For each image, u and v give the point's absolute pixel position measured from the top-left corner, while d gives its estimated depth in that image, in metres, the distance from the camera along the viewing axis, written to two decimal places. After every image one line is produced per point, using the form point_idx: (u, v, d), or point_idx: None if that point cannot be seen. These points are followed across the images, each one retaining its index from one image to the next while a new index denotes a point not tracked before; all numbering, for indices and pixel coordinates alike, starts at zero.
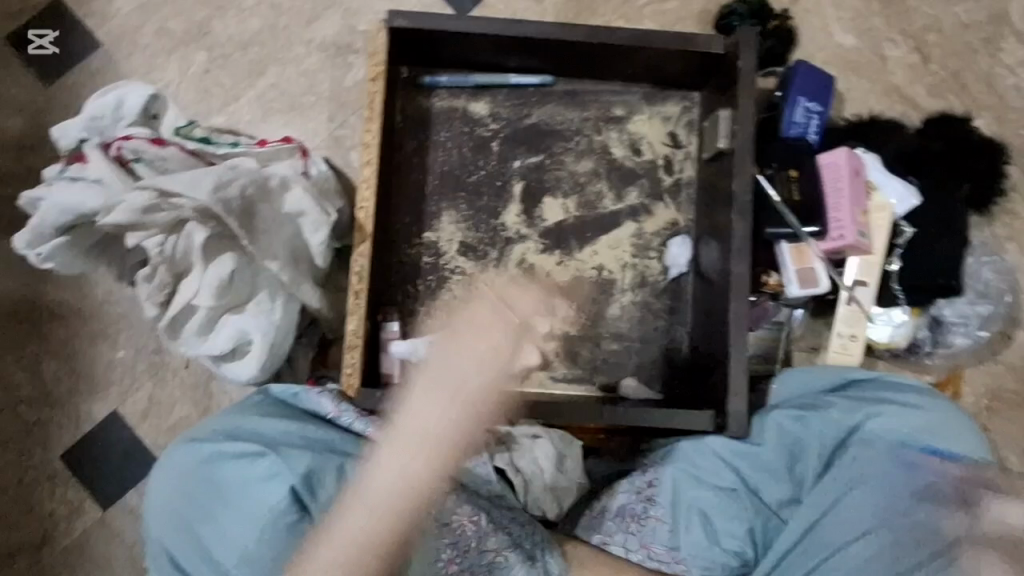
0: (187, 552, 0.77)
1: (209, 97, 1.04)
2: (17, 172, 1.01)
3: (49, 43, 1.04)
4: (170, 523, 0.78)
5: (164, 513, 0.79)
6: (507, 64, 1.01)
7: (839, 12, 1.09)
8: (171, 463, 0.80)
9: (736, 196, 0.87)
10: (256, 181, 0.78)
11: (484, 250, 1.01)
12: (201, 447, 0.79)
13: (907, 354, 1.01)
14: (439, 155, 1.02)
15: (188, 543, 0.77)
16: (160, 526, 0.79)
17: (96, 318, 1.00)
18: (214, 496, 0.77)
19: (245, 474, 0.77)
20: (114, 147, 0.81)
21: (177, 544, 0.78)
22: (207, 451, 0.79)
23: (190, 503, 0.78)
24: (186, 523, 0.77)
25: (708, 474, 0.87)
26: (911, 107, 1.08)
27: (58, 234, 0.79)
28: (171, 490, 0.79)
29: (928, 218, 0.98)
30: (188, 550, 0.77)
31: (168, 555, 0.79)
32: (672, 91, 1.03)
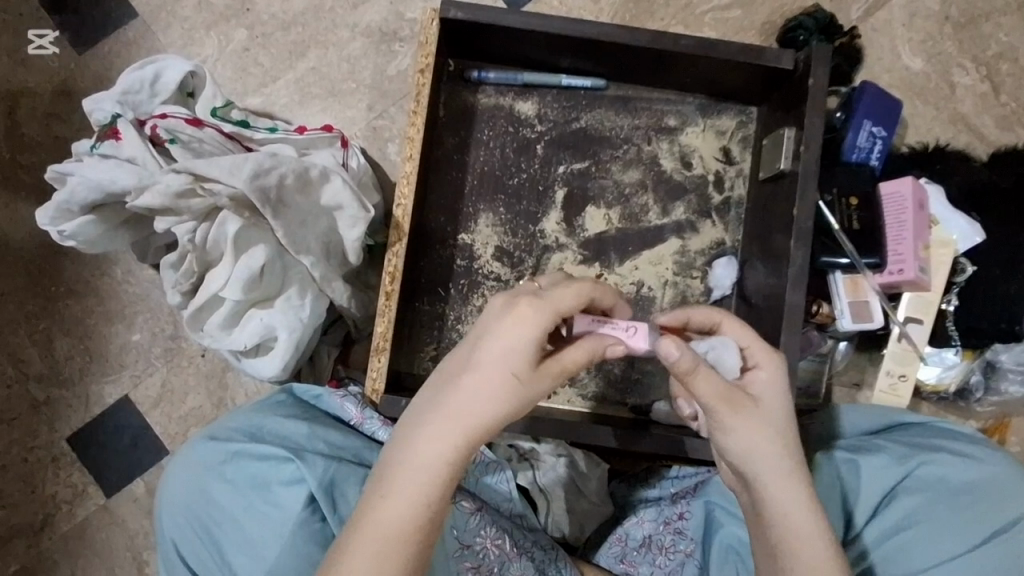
0: (204, 555, 0.74)
1: (246, 76, 1.00)
2: (44, 141, 0.98)
3: (49, 45, 1.00)
4: (186, 523, 0.74)
5: (179, 512, 0.74)
6: (559, 64, 0.96)
7: (910, 33, 1.04)
8: (189, 459, 0.75)
9: (796, 222, 0.82)
10: (297, 171, 0.75)
11: (521, 256, 0.96)
12: (223, 447, 0.74)
13: (956, 399, 0.97)
14: (480, 154, 0.97)
15: (206, 546, 0.74)
16: (174, 525, 0.75)
17: (115, 298, 0.96)
18: (235, 500, 0.73)
19: (270, 478, 0.73)
20: (150, 125, 0.77)
21: (193, 546, 0.74)
22: (229, 451, 0.74)
23: (210, 505, 0.74)
24: (204, 526, 0.74)
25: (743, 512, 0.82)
26: (976, 138, 1.03)
27: (84, 212, 0.75)
28: (188, 488, 0.74)
29: (991, 257, 0.92)
30: (206, 553, 0.73)
31: (182, 556, 0.75)
32: (729, 104, 0.99)
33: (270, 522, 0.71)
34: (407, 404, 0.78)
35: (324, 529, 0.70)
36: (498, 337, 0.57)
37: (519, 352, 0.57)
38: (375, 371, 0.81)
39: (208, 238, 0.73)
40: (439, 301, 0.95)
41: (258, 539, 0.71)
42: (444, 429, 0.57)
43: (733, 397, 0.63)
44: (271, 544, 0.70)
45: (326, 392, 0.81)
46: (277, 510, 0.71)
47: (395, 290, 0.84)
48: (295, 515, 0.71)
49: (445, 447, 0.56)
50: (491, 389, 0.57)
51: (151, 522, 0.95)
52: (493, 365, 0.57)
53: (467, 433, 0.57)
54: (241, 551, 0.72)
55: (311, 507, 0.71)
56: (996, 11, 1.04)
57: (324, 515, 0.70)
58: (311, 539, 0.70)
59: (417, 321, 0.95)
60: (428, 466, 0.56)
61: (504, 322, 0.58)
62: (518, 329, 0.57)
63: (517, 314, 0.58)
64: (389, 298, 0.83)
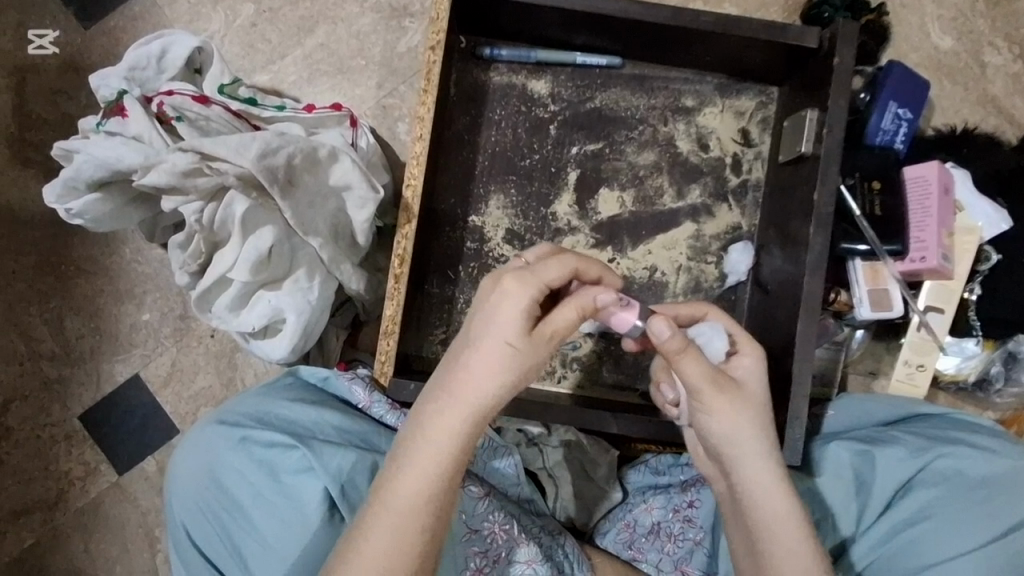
0: (214, 540, 0.74)
1: (254, 53, 0.98)
2: (53, 118, 0.97)
3: (49, 44, 0.98)
4: (195, 508, 0.74)
5: (187, 495, 0.75)
6: (574, 41, 0.93)
7: (940, 9, 1.00)
8: (196, 443, 0.75)
9: (816, 207, 0.80)
10: (304, 150, 0.73)
11: (532, 239, 0.95)
12: (229, 432, 0.74)
13: (974, 390, 0.95)
14: (492, 134, 0.95)
15: (214, 531, 0.74)
16: (183, 510, 0.75)
17: (124, 277, 0.96)
18: (243, 484, 0.73)
19: (278, 465, 0.72)
20: (156, 102, 0.76)
21: (203, 531, 0.74)
22: (235, 436, 0.73)
23: (218, 491, 0.73)
24: (212, 512, 0.73)
25: None
26: (1006, 121, 0.99)
27: (91, 190, 0.74)
28: (196, 472, 0.74)
29: (1017, 246, 0.90)
30: (216, 538, 0.73)
31: (191, 541, 0.75)
32: (749, 84, 0.96)
33: (280, 509, 0.71)
34: (415, 389, 0.77)
35: (335, 517, 0.71)
36: (495, 313, 0.58)
37: (514, 326, 0.57)
38: (384, 355, 0.81)
39: (215, 218, 0.72)
40: (449, 284, 0.94)
41: (268, 526, 0.71)
42: (453, 405, 0.57)
43: (720, 382, 0.64)
44: (281, 530, 0.71)
45: (333, 375, 0.81)
46: (287, 497, 0.71)
47: (404, 272, 0.83)
48: (305, 503, 0.71)
49: (455, 421, 0.57)
50: (492, 363, 0.57)
51: (162, 499, 0.96)
52: (493, 342, 0.57)
53: (473, 407, 0.58)
54: (251, 537, 0.72)
55: (320, 496, 0.70)
56: None
57: (334, 503, 0.70)
58: (323, 527, 0.70)
59: (427, 304, 0.94)
60: (442, 441, 0.57)
61: (499, 298, 0.58)
62: (508, 302, 0.58)
63: (505, 289, 0.58)
64: (399, 281, 0.82)
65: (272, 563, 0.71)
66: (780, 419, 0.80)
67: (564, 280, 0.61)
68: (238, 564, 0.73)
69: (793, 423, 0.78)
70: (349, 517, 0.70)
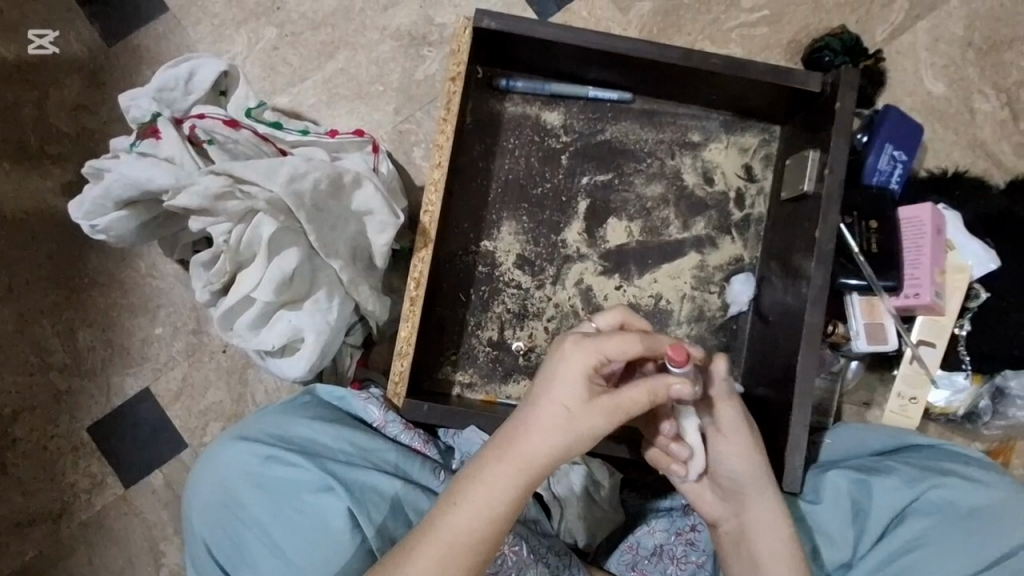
0: (233, 558, 0.75)
1: (275, 75, 1.01)
2: (72, 132, 0.98)
3: (49, 43, 1.00)
4: (216, 526, 0.76)
5: (207, 511, 0.77)
6: (587, 75, 0.97)
7: (933, 57, 1.05)
8: (216, 459, 0.77)
9: (818, 243, 0.83)
10: (329, 175, 0.76)
11: (542, 265, 0.97)
12: (250, 449, 0.76)
13: (963, 422, 0.99)
14: (505, 162, 0.98)
15: (234, 549, 0.75)
16: (205, 527, 0.76)
17: (137, 291, 0.98)
18: (261, 502, 0.74)
19: (298, 484, 0.74)
20: (188, 125, 0.79)
21: (223, 549, 0.75)
22: (256, 454, 0.76)
23: (239, 509, 0.75)
24: (232, 530, 0.75)
25: None
26: (993, 165, 1.04)
27: (118, 208, 0.77)
28: (217, 489, 0.76)
29: (1005, 285, 0.94)
30: (235, 556, 0.75)
31: (212, 559, 0.76)
32: (753, 122, 1.00)
33: (300, 528, 0.72)
34: (429, 409, 0.81)
35: (355, 538, 0.71)
36: (558, 374, 0.61)
37: (576, 392, 0.61)
38: (398, 376, 0.83)
39: (242, 240, 0.74)
40: (460, 306, 0.96)
41: (289, 545, 0.72)
42: (508, 463, 0.61)
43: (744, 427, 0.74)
44: (302, 550, 0.72)
45: (350, 395, 0.83)
46: (307, 516, 0.72)
47: (420, 296, 0.85)
48: (325, 522, 0.72)
49: (509, 476, 0.60)
50: (544, 429, 0.61)
51: (169, 513, 0.97)
52: (545, 409, 0.61)
53: (529, 470, 0.61)
54: (270, 555, 0.73)
55: (340, 515, 0.71)
56: (1018, 39, 1.05)
57: (356, 523, 0.71)
58: (344, 547, 0.71)
59: (438, 325, 0.96)
60: (496, 495, 0.60)
61: (563, 365, 0.61)
62: (570, 366, 0.61)
63: (573, 354, 0.62)
64: (414, 304, 0.85)
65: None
66: (780, 447, 0.83)
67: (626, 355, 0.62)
68: None
69: (793, 451, 0.81)
70: (370, 537, 0.71)
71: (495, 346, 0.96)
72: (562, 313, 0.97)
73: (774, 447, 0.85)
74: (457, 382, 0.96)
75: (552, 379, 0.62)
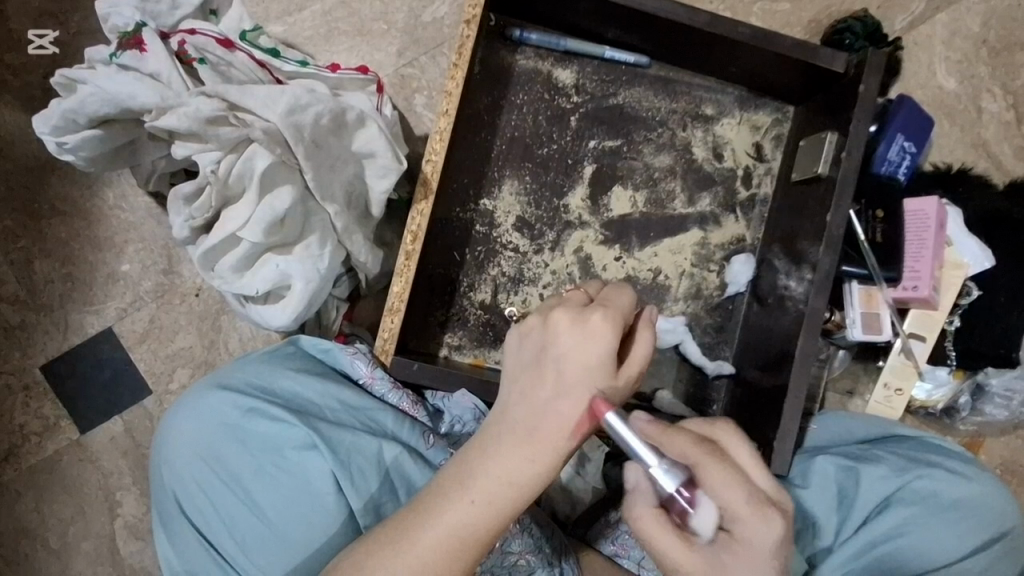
0: (207, 513, 0.73)
1: (270, 0, 0.93)
2: (41, 54, 0.90)
3: (49, 45, 0.90)
4: (191, 480, 0.74)
5: (184, 465, 0.74)
6: (605, 35, 0.92)
7: (948, 52, 1.04)
8: (197, 409, 0.74)
9: (828, 228, 0.81)
10: (332, 111, 0.71)
11: (542, 229, 0.94)
12: (235, 403, 0.73)
13: (941, 416, 1.01)
14: (512, 118, 0.94)
15: (210, 505, 0.73)
16: (180, 482, 0.74)
17: (104, 223, 0.91)
18: (245, 458, 0.73)
19: (283, 443, 0.72)
20: (176, 40, 0.74)
21: (197, 503, 0.74)
22: (241, 408, 0.73)
23: (218, 465, 0.73)
24: (209, 486, 0.73)
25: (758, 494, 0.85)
26: (994, 165, 1.04)
27: (91, 126, 0.71)
28: (196, 442, 0.74)
29: (998, 284, 0.94)
30: (211, 512, 0.73)
31: (183, 514, 0.75)
32: (767, 100, 0.96)
33: (285, 487, 0.71)
34: (420, 368, 0.76)
35: (340, 502, 0.71)
36: (576, 349, 0.58)
37: (595, 368, 0.58)
38: (388, 332, 0.79)
39: (233, 172, 0.68)
40: (453, 266, 0.92)
41: (270, 505, 0.72)
42: (521, 448, 0.58)
43: (706, 444, 0.58)
44: (285, 510, 0.71)
45: (336, 347, 0.79)
46: (291, 475, 0.71)
47: (416, 250, 0.80)
48: (311, 483, 0.71)
49: (521, 463, 0.58)
50: (561, 412, 0.58)
51: (126, 462, 0.92)
52: (563, 388, 0.58)
53: (542, 458, 0.58)
54: (250, 516, 0.72)
55: (326, 477, 0.70)
56: None
57: (341, 487, 0.70)
58: (329, 511, 0.70)
59: (429, 284, 0.92)
60: (507, 481, 0.58)
61: (586, 337, 0.58)
62: (592, 341, 0.58)
63: (599, 327, 0.58)
64: (410, 258, 0.80)
65: (272, 542, 0.71)
66: (770, 432, 0.82)
67: (632, 313, 0.62)
68: (233, 542, 0.72)
69: (784, 434, 0.79)
70: (354, 501, 0.70)
71: (487, 310, 0.92)
72: (559, 281, 0.94)
73: (764, 428, 0.83)
74: (445, 344, 0.92)
75: (568, 354, 0.59)
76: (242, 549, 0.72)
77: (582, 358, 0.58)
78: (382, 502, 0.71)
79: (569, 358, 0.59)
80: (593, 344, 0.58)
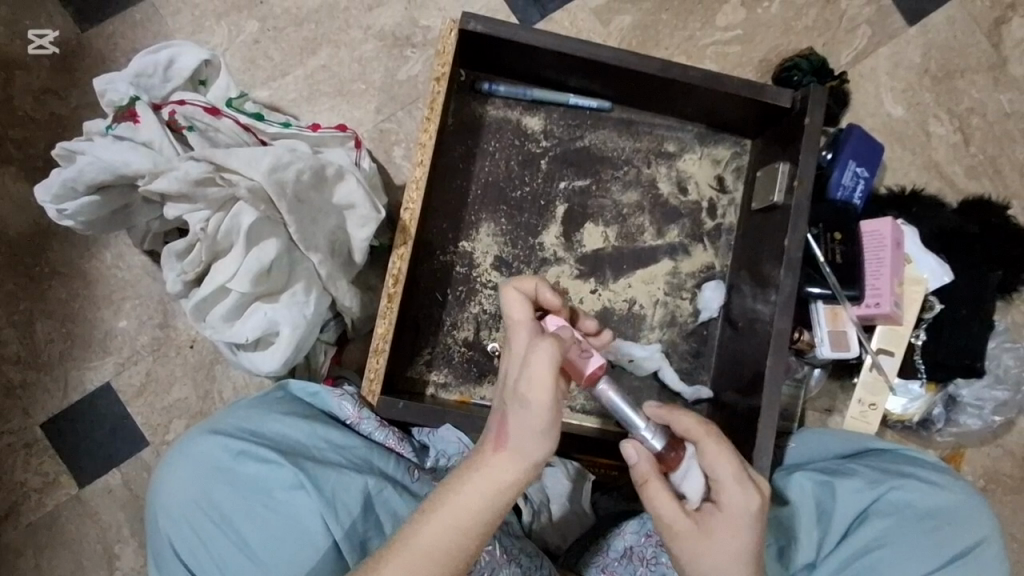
0: (202, 557, 0.75)
1: (255, 68, 1.00)
2: (41, 51, 0.97)
3: (49, 44, 0.98)
4: (185, 524, 0.76)
5: (176, 511, 0.77)
6: (568, 83, 0.99)
7: (893, 82, 1.11)
8: (188, 452, 0.78)
9: (787, 252, 0.86)
10: (313, 168, 0.76)
11: (519, 267, 0.98)
12: (224, 446, 0.76)
13: (919, 428, 1.03)
14: (485, 164, 1.00)
15: (203, 548, 0.75)
16: (173, 527, 0.77)
17: (102, 283, 0.96)
18: (235, 498, 0.75)
19: (270, 482, 0.75)
20: (167, 111, 0.80)
21: (191, 548, 0.76)
22: (230, 450, 0.76)
23: (210, 507, 0.76)
24: (202, 529, 0.76)
25: (791, 549, 0.83)
26: (947, 185, 1.10)
27: (89, 193, 0.76)
28: (186, 486, 0.77)
29: (959, 297, 0.99)
30: (205, 555, 0.75)
31: (178, 559, 0.77)
32: (726, 135, 1.02)
33: (273, 526, 0.74)
34: (405, 408, 0.80)
35: (328, 540, 0.73)
36: (542, 381, 0.58)
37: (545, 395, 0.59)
38: (374, 372, 0.82)
39: (221, 228, 0.74)
40: (436, 306, 0.96)
41: (261, 546, 0.74)
42: (480, 470, 0.61)
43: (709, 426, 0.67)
44: (275, 549, 0.73)
45: (323, 390, 0.83)
46: (280, 515, 0.74)
47: (398, 293, 0.85)
48: (299, 521, 0.74)
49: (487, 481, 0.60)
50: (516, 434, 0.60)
51: (125, 514, 0.95)
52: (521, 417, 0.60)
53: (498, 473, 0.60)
54: (241, 556, 0.74)
55: (314, 516, 0.73)
56: (970, 69, 1.12)
57: (328, 525, 0.73)
58: (317, 549, 0.73)
59: (413, 325, 0.96)
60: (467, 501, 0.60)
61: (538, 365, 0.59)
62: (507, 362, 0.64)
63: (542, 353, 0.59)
64: (392, 301, 0.84)
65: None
66: (747, 451, 0.84)
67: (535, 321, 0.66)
68: None
69: (760, 452, 0.82)
70: (341, 537, 0.73)
71: (470, 347, 0.96)
72: None
73: (741, 449, 0.86)
74: (432, 382, 0.95)
75: (535, 404, 0.59)
76: None
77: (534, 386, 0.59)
78: (369, 537, 0.74)
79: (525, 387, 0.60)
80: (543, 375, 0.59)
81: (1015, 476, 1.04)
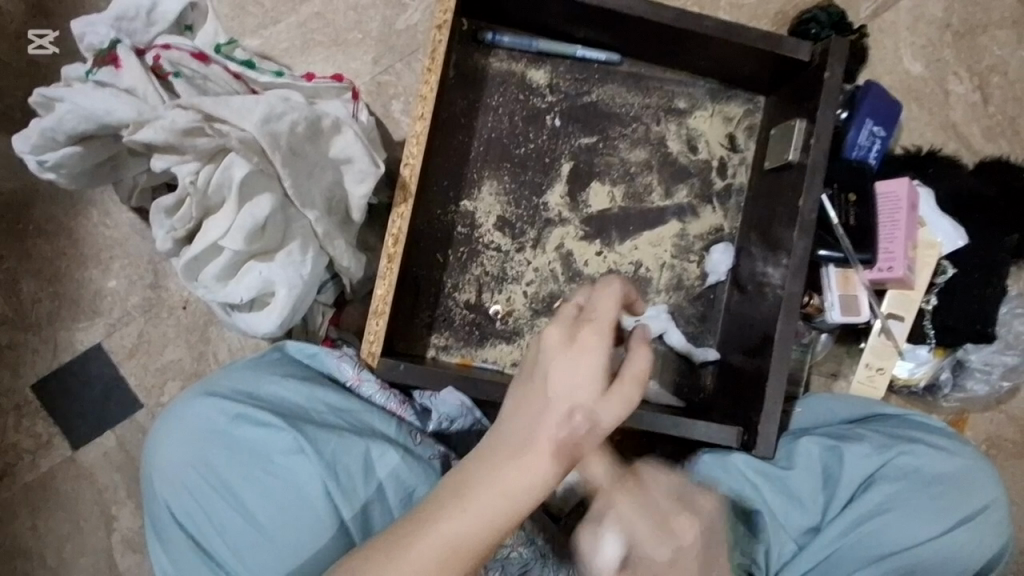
0: (199, 520, 0.74)
1: (244, 14, 0.94)
2: (41, 51, 0.91)
3: (49, 44, 0.92)
4: (182, 488, 0.75)
5: (173, 475, 0.75)
6: (575, 34, 0.94)
7: (913, 36, 1.06)
8: (185, 415, 0.76)
9: (801, 213, 0.83)
10: (309, 119, 0.72)
11: (522, 228, 0.95)
12: (222, 410, 0.75)
13: (924, 394, 1.02)
14: (489, 120, 0.95)
15: (201, 512, 0.74)
16: (170, 490, 0.75)
17: (88, 241, 0.92)
18: (234, 462, 0.74)
19: (270, 447, 0.73)
20: (152, 56, 0.76)
21: (188, 511, 0.75)
22: (228, 415, 0.74)
23: (208, 472, 0.74)
24: (200, 493, 0.74)
25: (795, 513, 0.83)
26: (964, 146, 1.06)
27: (70, 143, 0.72)
28: (184, 450, 0.75)
29: (972, 261, 0.96)
30: (203, 519, 0.74)
31: (175, 523, 0.75)
32: (739, 91, 0.98)
33: (273, 491, 0.73)
34: (406, 369, 0.77)
35: (329, 505, 0.72)
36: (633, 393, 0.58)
37: (621, 406, 0.57)
38: (373, 334, 0.79)
39: (211, 181, 0.70)
40: (437, 267, 0.93)
41: (261, 511, 0.73)
42: (525, 470, 0.56)
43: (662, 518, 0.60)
44: (275, 514, 0.72)
45: (322, 351, 0.81)
46: (280, 480, 0.73)
47: (397, 252, 0.81)
48: (300, 486, 0.72)
49: (536, 475, 0.56)
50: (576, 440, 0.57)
51: (121, 476, 0.93)
52: (589, 423, 0.57)
53: (545, 471, 0.56)
54: (240, 520, 0.73)
55: (315, 481, 0.72)
56: (993, 24, 1.07)
57: (329, 490, 0.72)
58: (317, 514, 0.72)
59: (414, 286, 0.93)
60: (507, 494, 0.56)
61: (634, 366, 0.59)
62: (588, 357, 0.58)
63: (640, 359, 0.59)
64: (392, 261, 0.81)
65: (264, 547, 0.72)
66: (754, 416, 0.83)
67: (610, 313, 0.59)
68: (226, 548, 0.73)
69: (769, 417, 0.80)
70: (341, 502, 0.72)
71: (472, 309, 0.94)
72: (542, 277, 0.95)
73: (748, 414, 0.84)
74: (432, 345, 0.93)
75: (622, 412, 0.57)
76: (234, 554, 0.73)
77: (615, 397, 0.57)
78: (370, 503, 0.73)
79: (604, 400, 0.57)
80: (625, 385, 0.58)
81: (1017, 441, 1.04)
